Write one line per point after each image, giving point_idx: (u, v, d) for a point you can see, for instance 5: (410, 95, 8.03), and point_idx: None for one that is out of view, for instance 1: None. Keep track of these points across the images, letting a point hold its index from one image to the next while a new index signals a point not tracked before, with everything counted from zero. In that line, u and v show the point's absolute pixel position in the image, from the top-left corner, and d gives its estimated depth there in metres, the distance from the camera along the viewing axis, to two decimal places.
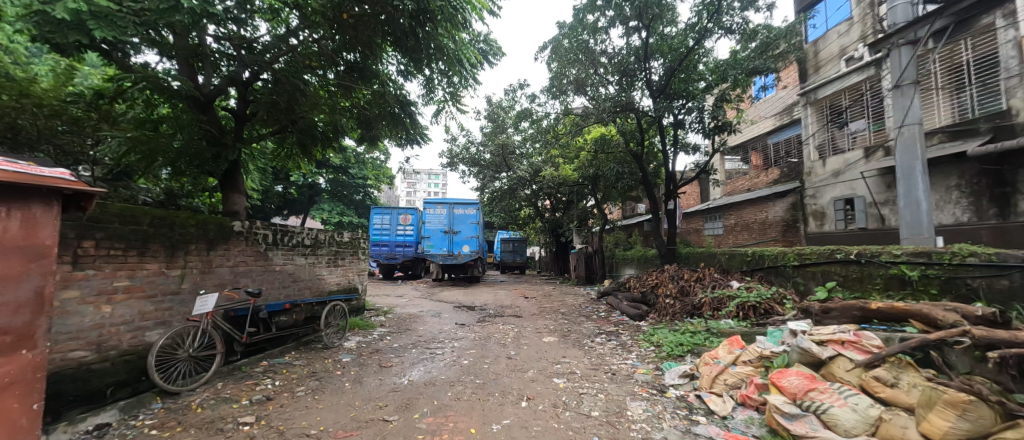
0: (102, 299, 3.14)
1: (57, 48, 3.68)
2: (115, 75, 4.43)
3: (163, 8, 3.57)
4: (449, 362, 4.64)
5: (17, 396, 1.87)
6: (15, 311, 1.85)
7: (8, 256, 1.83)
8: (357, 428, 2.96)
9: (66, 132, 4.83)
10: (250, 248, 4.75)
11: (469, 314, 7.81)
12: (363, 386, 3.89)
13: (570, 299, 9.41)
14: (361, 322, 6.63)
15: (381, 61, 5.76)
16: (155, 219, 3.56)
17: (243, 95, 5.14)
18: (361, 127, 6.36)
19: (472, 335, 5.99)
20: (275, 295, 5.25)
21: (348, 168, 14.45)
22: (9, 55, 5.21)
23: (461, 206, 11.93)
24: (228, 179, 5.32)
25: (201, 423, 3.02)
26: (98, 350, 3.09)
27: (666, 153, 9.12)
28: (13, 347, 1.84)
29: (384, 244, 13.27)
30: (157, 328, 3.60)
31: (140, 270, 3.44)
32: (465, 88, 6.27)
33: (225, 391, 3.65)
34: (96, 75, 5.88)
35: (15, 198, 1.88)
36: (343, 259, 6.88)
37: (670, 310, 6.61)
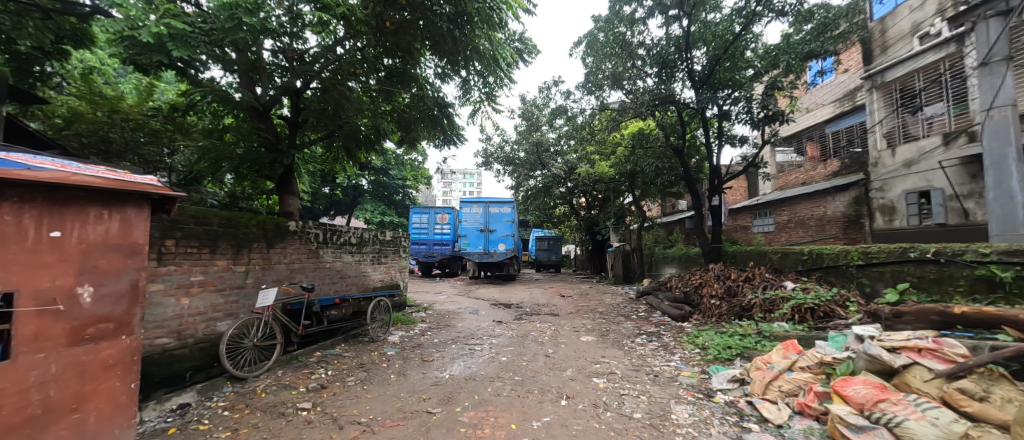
0: (181, 291, 3.50)
1: (142, 69, 4.15)
2: (187, 90, 4.90)
3: (228, 27, 3.90)
4: (488, 359, 4.72)
5: (119, 376, 2.14)
6: (116, 301, 2.11)
7: (108, 253, 2.08)
8: (402, 419, 3.10)
9: (147, 143, 5.49)
10: (304, 246, 5.09)
11: (505, 311, 7.90)
12: (407, 379, 4.05)
13: (607, 298, 9.23)
14: (403, 317, 6.91)
15: (419, 65, 5.92)
16: (223, 219, 3.91)
17: (296, 103, 5.49)
18: (401, 129, 6.66)
19: (510, 333, 6.05)
20: (326, 290, 5.59)
21: (388, 170, 15.05)
22: (102, 76, 5.95)
23: (497, 205, 12.05)
24: (284, 182, 5.73)
25: (265, 407, 3.28)
26: (179, 337, 3.45)
27: (710, 146, 8.68)
28: (115, 333, 2.10)
29: (422, 242, 13.68)
30: (227, 319, 3.95)
31: (211, 266, 3.79)
32: (500, 87, 6.30)
33: (284, 378, 3.95)
34: (169, 91, 6.56)
35: (115, 202, 2.14)
36: (386, 257, 7.20)
37: (715, 311, 6.30)
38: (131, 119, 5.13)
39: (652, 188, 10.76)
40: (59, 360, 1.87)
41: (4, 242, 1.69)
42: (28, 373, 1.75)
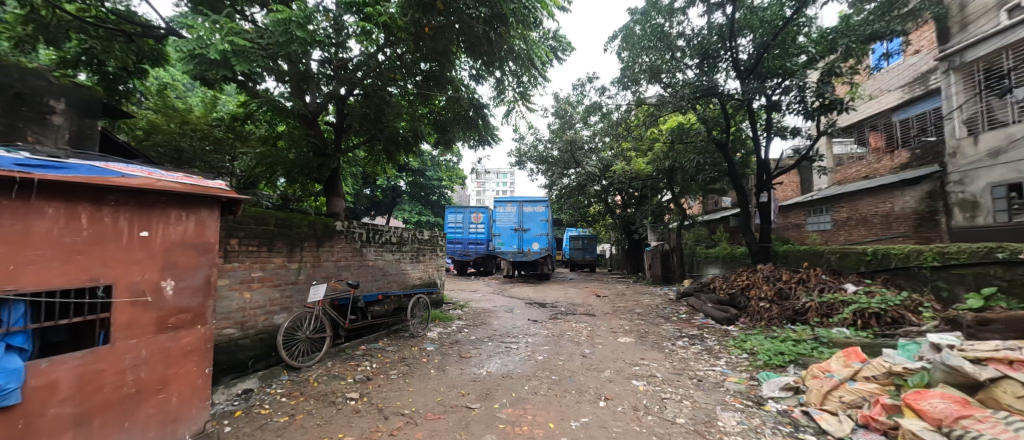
0: (244, 285, 3.81)
1: (209, 83, 4.56)
2: (246, 101, 5.31)
3: (283, 41, 4.19)
4: (525, 357, 4.74)
5: (195, 361, 2.37)
6: (192, 293, 2.35)
7: (187, 251, 2.31)
8: (443, 412, 3.20)
9: (212, 151, 6.09)
10: (349, 245, 5.37)
11: (540, 310, 7.90)
12: (447, 374, 4.17)
13: (645, 299, 8.96)
14: (441, 314, 7.10)
15: (455, 68, 6.02)
16: (279, 220, 4.21)
17: (341, 110, 5.78)
18: (437, 131, 6.85)
19: (545, 332, 6.04)
20: (370, 287, 5.86)
21: (425, 170, 15.52)
22: (174, 91, 6.60)
23: (531, 204, 12.05)
24: (330, 185, 6.06)
25: (318, 395, 3.51)
26: (242, 328, 3.76)
27: (757, 139, 8.20)
28: (192, 322, 2.34)
29: (458, 241, 13.96)
30: (282, 312, 4.24)
31: (268, 263, 4.09)
32: (534, 87, 6.28)
33: (333, 369, 4.19)
34: (230, 101, 7.25)
35: (191, 204, 2.36)
36: (424, 256, 7.43)
37: (764, 314, 5.94)
38: (197, 128, 5.76)
39: (693, 185, 10.32)
40: (148, 346, 2.10)
41: (104, 241, 1.92)
42: (123, 357, 1.98)
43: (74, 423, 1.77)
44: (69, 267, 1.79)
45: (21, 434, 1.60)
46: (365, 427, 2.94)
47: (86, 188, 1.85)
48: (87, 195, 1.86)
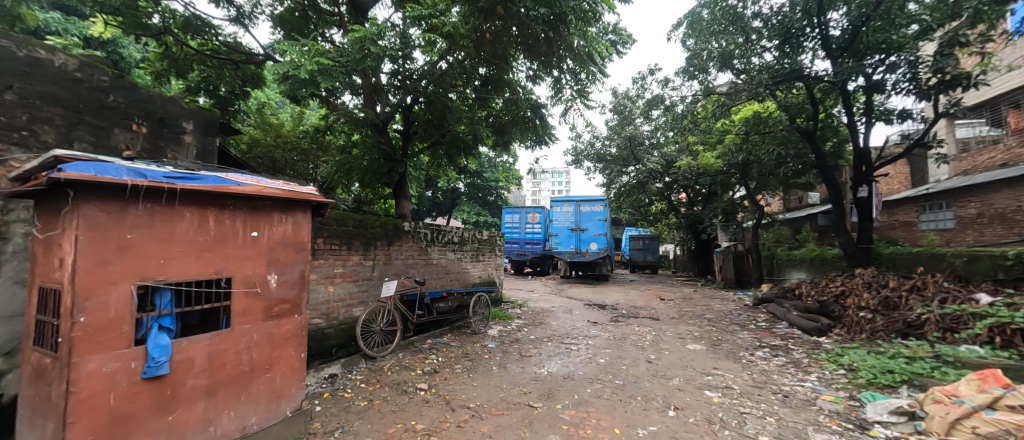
0: (328, 280, 4.23)
1: (297, 101, 5.12)
2: (327, 114, 5.88)
3: (359, 58, 4.59)
4: (586, 359, 4.66)
5: (293, 347, 2.67)
6: (290, 286, 2.65)
7: (286, 248, 2.63)
8: (506, 409, 3.26)
9: (298, 160, 6.83)
10: (416, 244, 5.69)
11: (600, 312, 7.71)
12: (507, 371, 4.25)
13: (717, 304, 8.32)
14: (501, 312, 7.25)
15: (513, 70, 6.08)
16: (355, 221, 4.58)
17: (407, 117, 6.16)
18: (495, 133, 7.00)
19: (607, 334, 5.88)
20: (435, 284, 6.17)
21: (482, 172, 15.95)
22: (268, 108, 7.51)
23: (589, 203, 11.79)
24: (399, 188, 6.48)
25: (392, 384, 3.78)
26: (327, 319, 4.18)
27: (853, 126, 7.22)
28: (290, 312, 2.65)
29: (515, 241, 14.09)
30: (359, 306, 4.61)
31: (348, 261, 4.49)
32: (592, 83, 6.13)
33: (404, 360, 4.49)
34: (312, 114, 8.22)
35: (290, 208, 2.67)
36: (484, 255, 7.64)
37: (865, 326, 5.20)
38: (287, 140, 6.57)
39: (771, 180, 9.37)
40: (258, 330, 2.42)
41: (225, 240, 2.25)
42: (239, 339, 2.31)
43: (205, 392, 2.12)
44: (201, 262, 2.13)
45: (168, 399, 1.95)
46: (434, 416, 3.11)
47: (212, 195, 2.18)
48: (213, 202, 2.19)
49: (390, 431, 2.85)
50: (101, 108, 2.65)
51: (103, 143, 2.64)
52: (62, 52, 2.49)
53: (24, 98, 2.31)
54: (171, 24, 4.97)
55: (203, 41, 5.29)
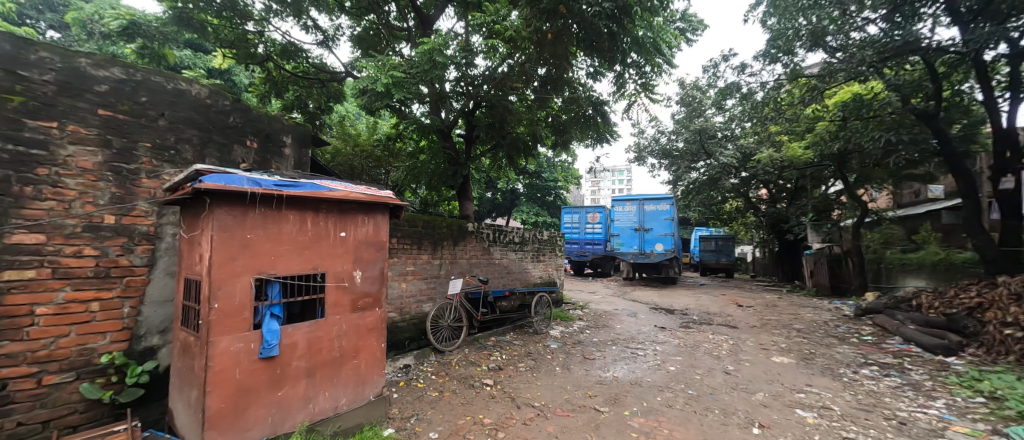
0: (401, 277, 4.54)
1: (373, 112, 5.57)
2: (398, 123, 6.30)
3: (427, 69, 4.86)
4: (654, 366, 4.44)
5: (375, 337, 2.90)
6: (372, 282, 2.89)
7: (368, 247, 2.86)
8: (572, 411, 3.24)
9: (372, 166, 7.42)
10: (479, 245, 5.89)
11: (668, 317, 7.30)
12: (571, 373, 4.21)
13: (807, 313, 7.43)
14: (562, 313, 7.20)
15: (573, 68, 5.98)
16: (424, 222, 4.86)
17: (470, 121, 6.38)
18: (555, 133, 7.00)
19: (676, 341, 5.56)
20: (497, 283, 6.33)
21: (541, 173, 15.99)
22: (347, 120, 8.27)
23: (653, 202, 11.23)
24: (462, 190, 6.75)
25: (460, 377, 3.96)
26: (401, 313, 4.49)
27: (990, 104, 6.00)
28: (372, 305, 2.88)
29: (575, 241, 13.87)
30: (428, 302, 4.89)
31: (418, 259, 4.78)
32: (658, 75, 5.83)
33: (470, 355, 4.67)
34: (383, 123, 8.90)
35: (372, 209, 2.90)
36: (544, 255, 7.65)
37: (1011, 347, 4.30)
38: (363, 148, 7.24)
39: (877, 171, 8.12)
40: (347, 321, 2.68)
41: (320, 240, 2.53)
42: (332, 328, 2.58)
43: (306, 373, 2.41)
44: (302, 259, 2.43)
45: (278, 376, 2.26)
46: (501, 412, 3.20)
47: (310, 200, 2.46)
48: (310, 205, 2.48)
49: (460, 422, 2.99)
50: (225, 128, 3.10)
51: (226, 158, 3.10)
52: (196, 83, 2.96)
53: (171, 123, 2.79)
54: (272, 52, 5.69)
55: (297, 64, 5.99)
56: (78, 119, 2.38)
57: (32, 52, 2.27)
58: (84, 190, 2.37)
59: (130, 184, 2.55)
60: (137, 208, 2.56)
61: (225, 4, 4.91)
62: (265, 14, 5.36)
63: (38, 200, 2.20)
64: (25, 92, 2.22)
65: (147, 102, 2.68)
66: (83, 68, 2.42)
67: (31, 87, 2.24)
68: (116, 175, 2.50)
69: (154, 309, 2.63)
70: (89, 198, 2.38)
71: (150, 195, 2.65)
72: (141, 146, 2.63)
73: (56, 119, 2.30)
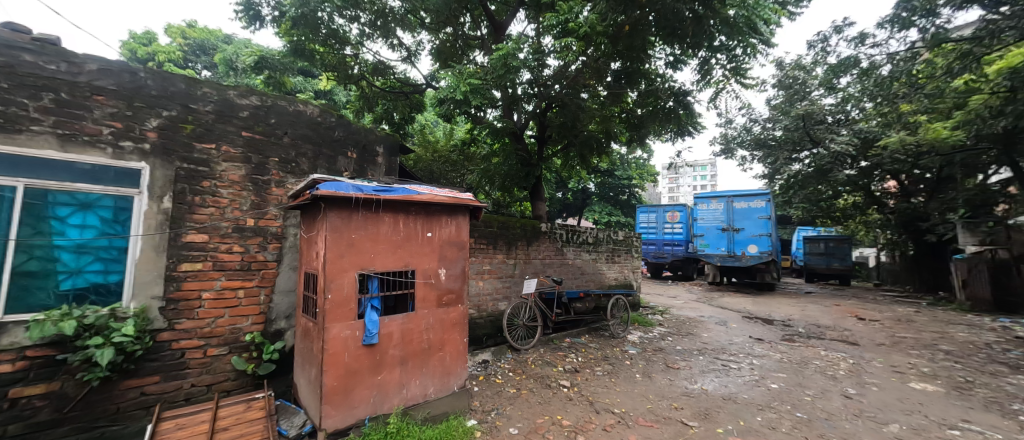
0: (479, 275, 4.74)
1: (450, 119, 5.89)
2: (472, 128, 6.57)
3: (500, 74, 5.00)
4: (751, 382, 4.00)
5: (459, 332, 3.04)
6: (454, 279, 3.04)
7: (451, 246, 3.02)
8: (656, 422, 3.08)
9: (450, 170, 7.85)
10: (552, 245, 5.89)
11: (765, 327, 6.52)
12: (653, 382, 3.99)
13: (957, 332, 6.07)
14: (640, 317, 6.86)
15: (650, 59, 5.68)
16: (499, 223, 5.01)
17: (541, 122, 6.42)
18: (630, 129, 6.69)
19: (778, 355, 4.94)
20: (571, 284, 6.25)
21: (614, 171, 15.41)
22: (427, 128, 8.87)
23: (744, 199, 10.14)
24: (535, 191, 6.82)
25: (536, 377, 4.00)
26: (479, 310, 4.69)
27: None
28: (455, 301, 3.03)
29: (653, 242, 13.10)
30: (504, 301, 5.02)
31: (493, 259, 4.94)
32: (751, 57, 5.25)
33: (545, 355, 4.69)
34: (459, 130, 9.36)
35: (454, 210, 3.06)
36: (619, 257, 7.36)
37: None
38: (441, 154, 7.73)
39: None
40: (434, 315, 2.87)
41: (410, 239, 2.75)
42: (421, 321, 2.78)
43: (400, 361, 2.64)
44: (396, 257, 2.67)
45: (377, 362, 2.51)
46: (580, 415, 3.16)
47: (402, 203, 2.69)
48: (402, 208, 2.70)
49: (539, 421, 3.02)
50: (332, 142, 3.51)
51: (333, 168, 3.51)
52: (311, 104, 3.40)
53: (292, 140, 3.26)
54: (365, 71, 6.32)
55: (385, 80, 6.56)
56: (228, 140, 2.91)
57: (198, 89, 2.83)
58: (233, 198, 2.89)
59: (264, 192, 3.04)
60: (269, 212, 3.04)
61: (329, 33, 5.50)
62: (360, 37, 5.93)
63: (203, 207, 2.76)
64: (194, 122, 2.78)
65: (276, 123, 3.17)
66: (231, 98, 2.96)
67: (198, 117, 2.80)
68: (255, 185, 3.00)
69: (282, 297, 3.08)
70: (237, 205, 2.90)
71: (278, 201, 3.12)
72: (272, 161, 3.12)
73: (214, 142, 2.85)
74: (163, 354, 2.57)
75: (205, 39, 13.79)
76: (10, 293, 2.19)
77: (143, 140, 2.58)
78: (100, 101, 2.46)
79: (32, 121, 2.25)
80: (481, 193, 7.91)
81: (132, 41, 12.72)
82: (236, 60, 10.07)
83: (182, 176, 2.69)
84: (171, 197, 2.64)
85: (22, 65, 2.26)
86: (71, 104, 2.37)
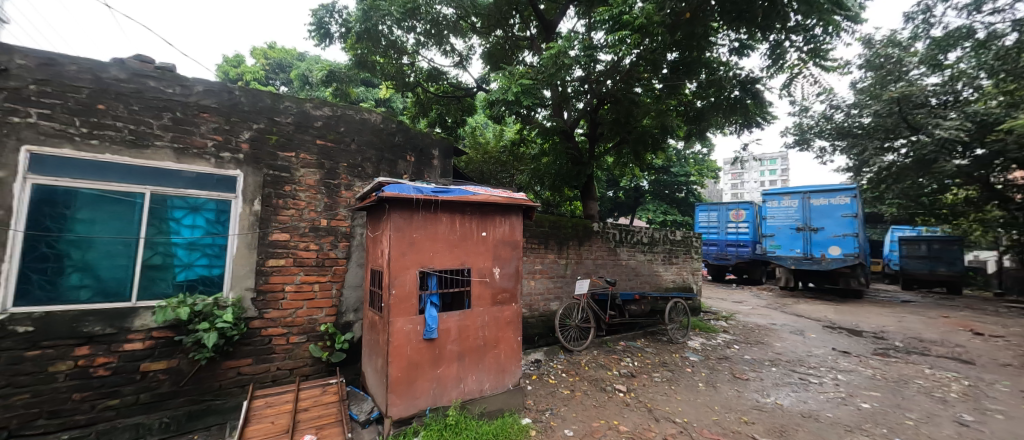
0: (531, 275, 4.77)
1: (501, 121, 5.96)
2: (522, 128, 6.61)
3: (552, 73, 4.97)
4: (836, 400, 3.59)
5: (512, 331, 3.07)
6: (508, 278, 3.07)
7: (504, 246, 3.06)
8: (723, 435, 2.89)
9: (500, 171, 7.97)
10: (605, 245, 5.74)
11: (851, 339, 5.82)
12: (718, 392, 3.74)
13: None
14: (701, 323, 6.46)
15: (712, 47, 5.33)
16: (550, 222, 4.98)
17: (593, 119, 6.28)
18: (688, 122, 6.32)
19: (869, 372, 4.38)
20: (625, 285, 6.05)
21: (670, 167, 14.64)
22: (477, 130, 9.06)
23: (823, 195, 9.13)
24: (586, 190, 6.70)
25: (590, 379, 3.93)
26: (530, 309, 4.71)
27: None
28: (509, 300, 3.06)
29: (714, 243, 12.24)
30: (556, 301, 4.98)
31: (545, 259, 4.93)
32: (833, 36, 4.72)
33: (599, 358, 4.59)
34: (508, 130, 9.45)
35: (508, 210, 3.09)
36: (677, 258, 6.99)
37: None
38: (491, 155, 7.85)
39: None
40: (489, 313, 2.93)
41: (465, 238, 2.84)
42: (477, 318, 2.86)
43: (457, 357, 2.73)
44: (453, 255, 2.77)
45: (436, 356, 2.62)
46: (638, 422, 3.06)
47: (458, 203, 2.79)
48: (458, 208, 2.80)
49: (594, 425, 2.96)
50: (393, 147, 3.71)
51: (394, 171, 3.71)
52: (374, 112, 3.62)
53: (359, 146, 3.50)
54: (420, 78, 6.61)
55: (439, 85, 6.80)
56: (305, 148, 3.21)
57: (282, 103, 3.15)
58: (310, 201, 3.18)
59: (335, 195, 3.31)
60: (339, 214, 3.30)
61: (388, 44, 5.80)
62: (416, 46, 6.18)
63: (286, 209, 3.07)
64: (278, 133, 3.10)
65: (345, 131, 3.43)
66: (308, 110, 3.26)
67: (281, 129, 3.12)
68: (328, 188, 3.28)
69: (351, 291, 3.33)
70: (313, 207, 3.19)
71: (347, 203, 3.37)
72: (342, 166, 3.38)
73: (294, 150, 3.15)
74: (255, 340, 2.89)
75: (283, 58, 15.28)
76: (142, 282, 2.61)
77: (238, 151, 2.93)
78: (205, 118, 2.83)
79: (156, 137, 2.65)
80: (531, 193, 7.93)
81: (225, 64, 14.43)
82: (308, 75, 11.04)
83: (268, 182, 3.02)
84: (260, 200, 2.97)
85: (149, 90, 2.66)
86: (184, 122, 2.75)
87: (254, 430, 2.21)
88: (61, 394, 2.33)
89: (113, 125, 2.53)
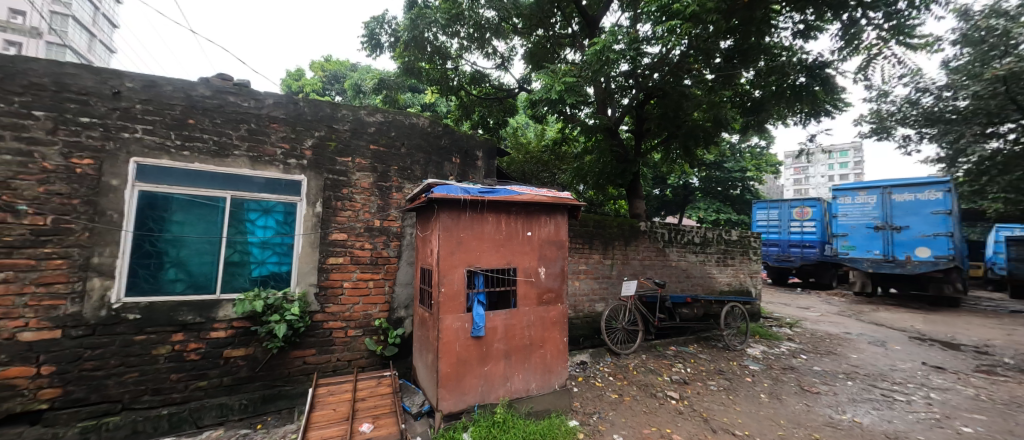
0: (576, 275, 4.71)
1: (542, 120, 5.94)
2: (564, 127, 6.54)
3: (597, 70, 4.87)
4: (930, 422, 3.18)
5: (558, 331, 3.05)
6: (553, 278, 3.05)
7: (550, 246, 3.04)
8: None
9: (543, 171, 7.94)
10: (653, 245, 5.52)
11: (945, 353, 5.12)
12: (784, 405, 3.46)
13: None
14: (761, 329, 6.01)
15: (773, 31, 4.94)
16: (594, 222, 4.88)
17: (639, 115, 6.06)
18: (745, 114, 5.90)
19: (970, 391, 3.83)
20: (675, 287, 5.79)
21: (724, 163, 13.76)
22: (520, 131, 9.09)
23: (907, 189, 8.14)
24: (632, 188, 6.49)
25: (640, 384, 3.80)
26: (575, 310, 4.65)
27: None
28: (555, 300, 3.04)
29: (775, 243, 11.33)
30: (601, 302, 4.88)
31: (590, 259, 4.85)
32: (921, 11, 4.21)
33: (648, 362, 4.43)
34: (550, 130, 9.39)
35: (553, 210, 3.07)
36: (733, 259, 6.56)
37: None
38: (533, 155, 7.85)
39: None
40: (535, 312, 2.93)
41: (511, 238, 2.86)
42: (523, 317, 2.87)
43: (504, 355, 2.76)
44: (499, 255, 2.80)
45: (483, 353, 2.67)
46: (693, 431, 2.92)
47: (504, 203, 2.81)
48: (504, 208, 2.83)
49: (646, 432, 2.87)
50: (439, 149, 3.83)
51: (441, 173, 3.83)
52: (421, 116, 3.76)
53: (408, 149, 3.66)
54: (464, 82, 6.75)
55: (481, 87, 6.91)
56: (360, 153, 3.40)
57: (339, 111, 3.36)
58: (365, 202, 3.37)
59: (387, 197, 3.48)
60: (391, 214, 3.47)
61: (434, 50, 6.00)
62: (459, 51, 6.33)
63: (343, 211, 3.28)
64: (337, 140, 3.32)
65: (395, 135, 3.60)
66: (362, 117, 3.45)
67: (339, 136, 3.34)
68: (380, 191, 3.46)
69: (402, 288, 3.48)
70: (367, 209, 3.38)
71: (398, 204, 3.53)
72: (393, 169, 3.55)
73: (350, 155, 3.36)
74: (318, 332, 3.12)
75: (338, 70, 16.34)
76: (223, 277, 2.90)
77: (302, 157, 3.17)
78: (274, 128, 3.10)
79: (234, 147, 2.94)
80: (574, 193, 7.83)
81: (289, 78, 15.74)
82: (360, 84, 11.70)
83: (328, 185, 3.24)
84: (321, 202, 3.20)
85: (228, 104, 2.96)
86: (257, 132, 3.03)
87: (319, 415, 2.38)
88: (161, 374, 2.66)
89: (200, 137, 2.85)
